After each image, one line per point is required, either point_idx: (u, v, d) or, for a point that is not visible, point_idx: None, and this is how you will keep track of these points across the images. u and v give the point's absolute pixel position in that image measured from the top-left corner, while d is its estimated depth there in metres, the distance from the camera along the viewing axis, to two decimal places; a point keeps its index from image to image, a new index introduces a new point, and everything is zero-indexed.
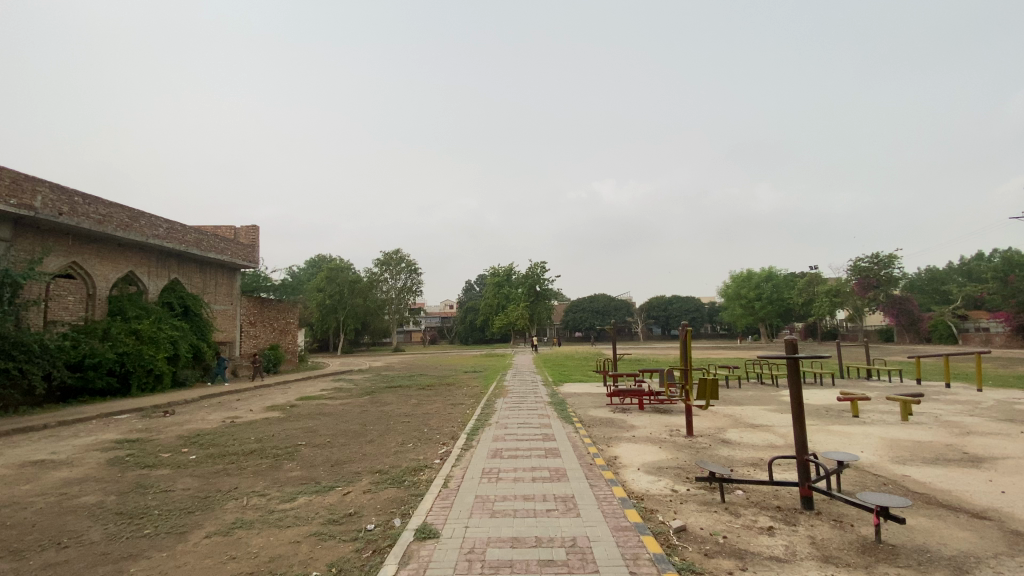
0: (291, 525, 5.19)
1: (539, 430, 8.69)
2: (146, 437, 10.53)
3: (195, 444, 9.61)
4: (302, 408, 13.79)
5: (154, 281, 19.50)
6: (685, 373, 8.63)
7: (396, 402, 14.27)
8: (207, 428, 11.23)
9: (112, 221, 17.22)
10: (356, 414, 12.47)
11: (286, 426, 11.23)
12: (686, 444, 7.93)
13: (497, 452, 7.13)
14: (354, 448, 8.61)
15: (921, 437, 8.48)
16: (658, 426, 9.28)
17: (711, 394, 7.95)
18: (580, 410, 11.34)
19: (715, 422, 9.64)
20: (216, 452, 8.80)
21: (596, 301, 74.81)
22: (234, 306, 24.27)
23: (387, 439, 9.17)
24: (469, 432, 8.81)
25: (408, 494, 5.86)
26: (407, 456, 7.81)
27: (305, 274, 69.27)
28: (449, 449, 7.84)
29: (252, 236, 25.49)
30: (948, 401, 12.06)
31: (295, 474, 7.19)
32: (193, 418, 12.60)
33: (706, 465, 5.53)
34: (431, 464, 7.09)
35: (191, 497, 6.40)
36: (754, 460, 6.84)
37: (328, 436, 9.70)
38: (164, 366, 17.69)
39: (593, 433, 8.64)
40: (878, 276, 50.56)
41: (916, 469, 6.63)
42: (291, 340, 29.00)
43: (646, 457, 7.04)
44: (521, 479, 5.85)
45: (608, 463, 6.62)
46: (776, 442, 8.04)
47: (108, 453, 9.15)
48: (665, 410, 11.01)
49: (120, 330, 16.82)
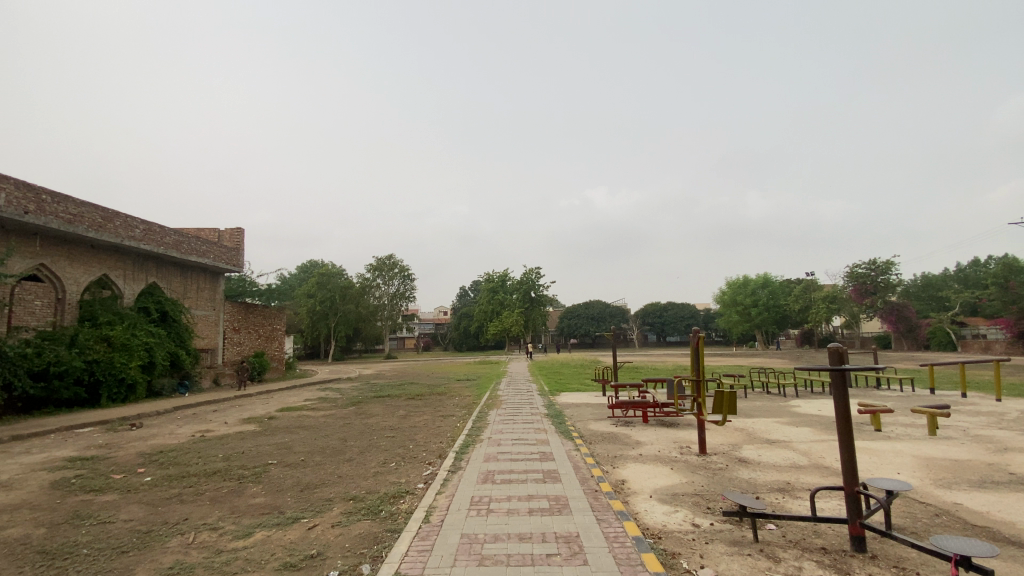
0: (239, 571, 4.31)
1: (536, 447, 7.83)
2: (105, 454, 9.59)
3: (155, 462, 8.68)
4: (280, 421, 12.85)
5: (130, 285, 18.58)
6: (697, 385, 7.79)
7: (382, 414, 13.35)
8: (173, 443, 10.28)
9: (83, 221, 16.21)
10: (339, 427, 11.55)
11: (260, 441, 10.29)
12: (700, 464, 7.08)
13: (487, 475, 6.26)
14: (331, 469, 7.71)
15: (958, 455, 7.68)
16: (666, 443, 8.42)
17: (730, 407, 7.08)
18: (579, 423, 10.48)
19: (729, 437, 8.81)
20: (175, 473, 7.88)
21: (591, 309, 74.32)
22: (217, 312, 23.27)
23: (368, 458, 8.28)
24: (459, 450, 7.95)
25: (383, 530, 4.99)
26: (388, 479, 6.92)
27: (296, 279, 68.06)
28: (436, 471, 6.96)
29: (236, 239, 24.53)
30: (973, 413, 11.25)
31: (256, 501, 6.29)
32: (161, 431, 11.62)
33: (733, 495, 4.68)
34: (413, 490, 6.21)
35: (131, 533, 5.50)
36: (781, 487, 5.98)
37: (302, 454, 8.79)
38: (137, 375, 16.69)
39: (596, 451, 7.77)
40: (875, 283, 50.35)
41: (966, 496, 5.79)
42: (278, 348, 27.97)
43: (658, 481, 6.20)
44: (516, 511, 5.00)
45: (616, 490, 5.76)
46: (800, 461, 7.21)
47: (55, 474, 8.21)
48: (671, 423, 10.16)
49: (91, 337, 15.80)
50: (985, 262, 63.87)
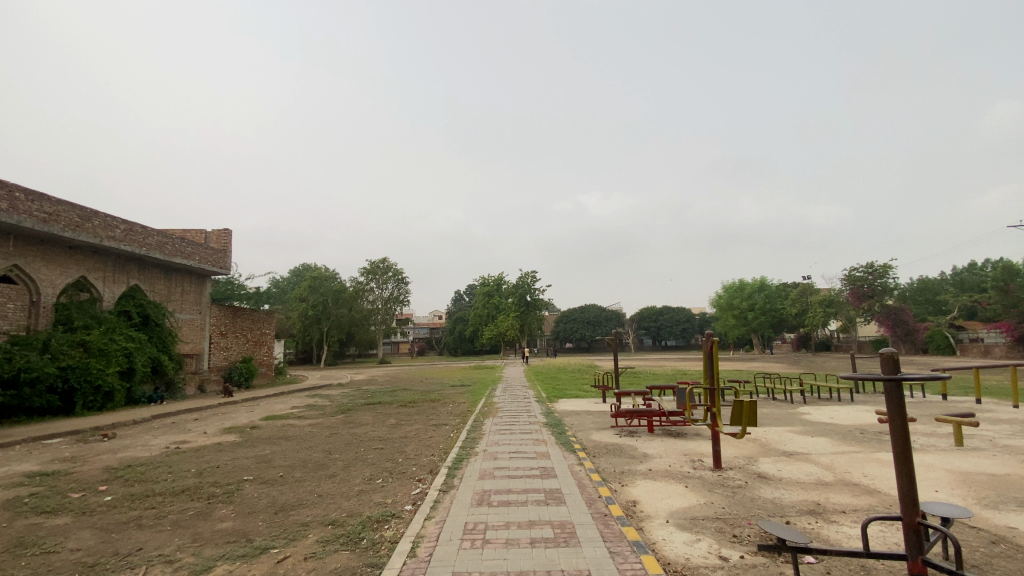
0: None
1: (536, 462, 7.17)
2: (68, 468, 8.84)
3: (119, 479, 7.95)
4: (263, 431, 12.10)
5: (110, 287, 17.82)
6: (711, 393, 7.15)
7: (372, 423, 12.63)
8: (144, 456, 9.53)
9: (59, 220, 15.37)
10: (324, 438, 10.85)
11: (238, 454, 9.56)
12: (717, 481, 6.43)
13: (483, 496, 5.59)
14: (311, 486, 7.03)
15: (995, 469, 7.08)
16: (676, 455, 7.78)
17: (750, 418, 6.43)
18: (581, 433, 9.82)
19: (743, 449, 8.19)
20: (138, 492, 7.15)
21: (587, 312, 73.73)
22: (203, 316, 22.54)
23: (353, 474, 7.60)
24: (451, 465, 7.29)
25: (362, 564, 4.32)
26: (372, 499, 6.23)
27: (289, 283, 67.12)
28: (426, 490, 6.30)
29: (224, 240, 23.81)
30: (997, 422, 10.64)
31: (222, 527, 5.60)
32: (133, 443, 10.86)
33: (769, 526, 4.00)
34: (399, 514, 5.55)
35: (74, 567, 4.79)
36: (812, 509, 5.31)
37: (280, 469, 8.07)
38: (115, 382, 15.91)
39: (601, 465, 7.12)
40: (873, 286, 49.69)
41: (1020, 518, 5.20)
42: (267, 353, 27.11)
43: (673, 502, 5.54)
44: (517, 542, 4.34)
45: (627, 514, 5.09)
46: (826, 477, 6.56)
47: (7, 492, 7.47)
48: (679, 433, 9.53)
49: (65, 342, 15.00)
50: (981, 266, 63.46)
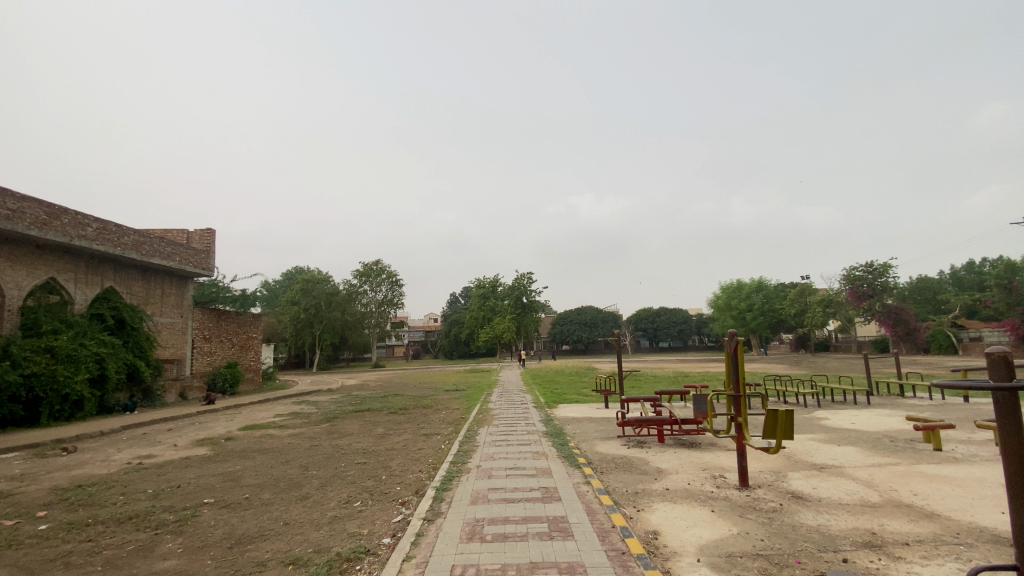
0: None
1: (536, 481, 6.27)
2: (10, 489, 7.87)
3: (63, 503, 6.99)
4: (239, 442, 11.13)
5: (82, 290, 16.83)
6: (735, 401, 6.27)
7: (357, 433, 11.67)
8: (100, 474, 8.57)
9: (25, 217, 14.34)
10: (304, 451, 9.89)
11: (206, 470, 8.61)
12: (746, 502, 5.54)
13: (475, 529, 4.68)
14: (278, 511, 6.10)
15: None
16: (693, 470, 6.89)
17: (785, 431, 5.55)
18: (584, 444, 8.93)
19: (767, 463, 7.30)
20: (78, 520, 6.21)
21: (584, 314, 72.78)
22: (184, 319, 21.54)
23: (330, 495, 6.68)
24: (439, 484, 6.40)
25: None
26: (345, 530, 5.31)
27: (281, 287, 65.86)
28: (408, 517, 5.39)
29: (207, 240, 22.90)
30: None
31: (161, 567, 4.66)
32: (92, 458, 9.87)
33: None
34: (375, 550, 4.65)
35: None
36: (868, 541, 4.43)
37: (248, 490, 7.15)
38: (85, 390, 14.91)
39: (611, 484, 6.24)
40: (873, 285, 48.62)
41: None
42: (254, 357, 26.09)
43: (700, 532, 4.64)
44: None
45: (649, 551, 4.19)
46: (870, 497, 5.69)
47: None
48: (692, 444, 8.63)
49: (29, 347, 13.98)
50: (980, 265, 63.04)
